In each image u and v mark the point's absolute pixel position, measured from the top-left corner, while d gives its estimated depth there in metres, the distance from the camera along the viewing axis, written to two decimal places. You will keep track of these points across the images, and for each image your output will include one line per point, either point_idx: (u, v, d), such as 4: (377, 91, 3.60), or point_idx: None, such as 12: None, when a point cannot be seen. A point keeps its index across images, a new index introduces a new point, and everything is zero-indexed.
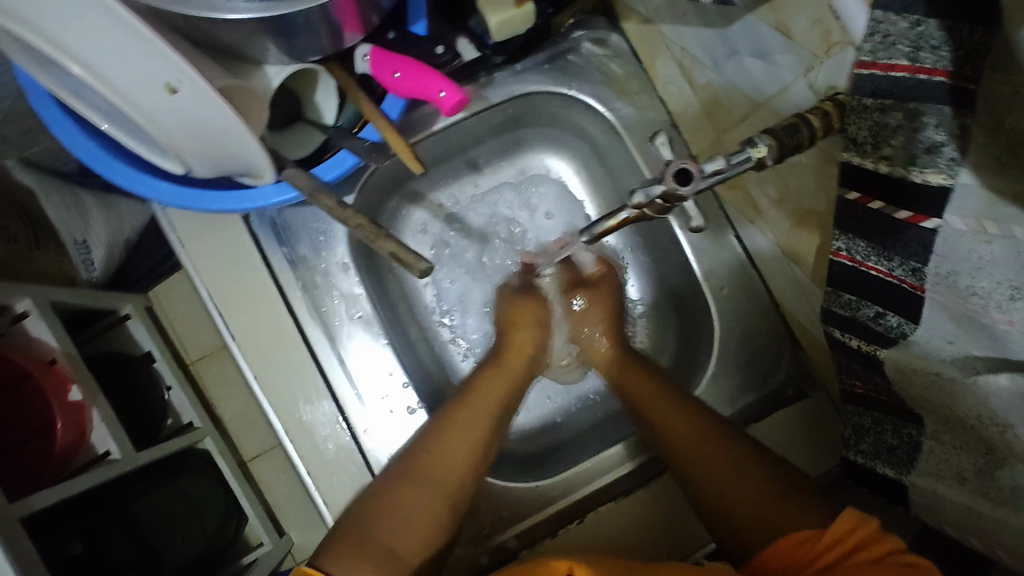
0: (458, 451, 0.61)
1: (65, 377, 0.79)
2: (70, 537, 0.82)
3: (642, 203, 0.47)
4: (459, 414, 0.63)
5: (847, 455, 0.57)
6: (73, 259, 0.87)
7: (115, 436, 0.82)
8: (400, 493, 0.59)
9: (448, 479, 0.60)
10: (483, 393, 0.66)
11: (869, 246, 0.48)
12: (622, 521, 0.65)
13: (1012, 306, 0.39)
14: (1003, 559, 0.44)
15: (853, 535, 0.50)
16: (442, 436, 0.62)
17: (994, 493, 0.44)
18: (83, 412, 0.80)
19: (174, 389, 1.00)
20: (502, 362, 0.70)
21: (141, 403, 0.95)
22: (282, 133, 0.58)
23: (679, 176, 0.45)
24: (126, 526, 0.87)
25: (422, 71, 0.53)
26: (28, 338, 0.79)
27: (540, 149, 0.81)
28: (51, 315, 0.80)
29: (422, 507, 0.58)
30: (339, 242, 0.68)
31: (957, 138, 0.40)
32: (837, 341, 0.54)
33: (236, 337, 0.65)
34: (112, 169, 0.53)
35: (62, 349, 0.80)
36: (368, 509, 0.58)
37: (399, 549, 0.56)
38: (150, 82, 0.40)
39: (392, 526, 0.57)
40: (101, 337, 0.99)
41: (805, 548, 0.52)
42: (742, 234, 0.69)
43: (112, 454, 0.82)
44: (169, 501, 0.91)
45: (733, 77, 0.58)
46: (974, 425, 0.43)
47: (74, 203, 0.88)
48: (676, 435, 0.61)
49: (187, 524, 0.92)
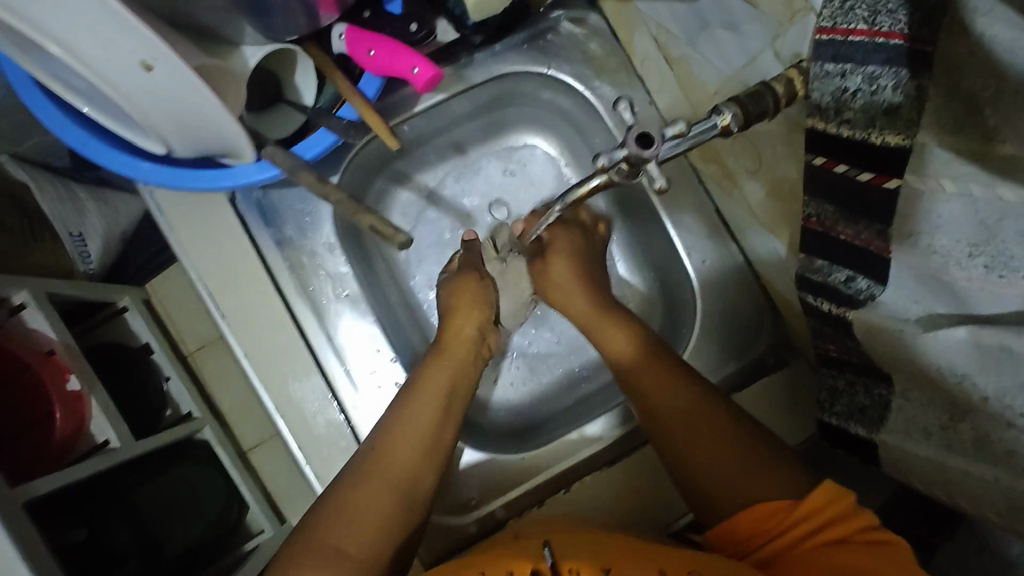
0: (406, 453, 0.60)
1: (63, 367, 0.82)
2: (73, 523, 0.82)
3: (605, 167, 0.47)
4: (410, 402, 0.63)
5: (825, 418, 0.58)
6: (70, 251, 0.92)
7: (113, 425, 0.84)
8: (344, 508, 0.57)
9: (398, 477, 0.59)
10: (430, 383, 0.65)
11: (835, 211, 0.49)
12: (611, 490, 0.67)
13: (972, 263, 0.41)
14: (968, 508, 0.46)
15: (828, 508, 0.51)
16: (388, 432, 0.61)
17: (959, 446, 0.44)
18: (82, 401, 0.82)
19: (173, 379, 1.03)
20: (443, 350, 0.69)
21: (139, 392, 0.99)
22: (263, 115, 0.58)
23: (642, 140, 0.45)
24: (127, 515, 0.89)
25: (395, 48, 0.53)
26: (26, 330, 0.81)
27: (522, 132, 0.83)
28: (47, 305, 0.83)
29: (373, 524, 0.56)
30: (324, 223, 0.69)
31: (914, 100, 0.40)
32: (811, 308, 0.55)
33: (226, 318, 0.67)
34: (95, 151, 0.54)
35: (60, 340, 0.82)
36: (321, 517, 0.56)
37: (348, 550, 0.54)
38: (126, 59, 0.41)
39: (347, 528, 0.55)
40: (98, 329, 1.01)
41: (781, 516, 0.53)
42: (721, 203, 0.70)
43: (111, 442, 0.84)
44: (168, 492, 0.95)
45: (707, 53, 0.59)
46: (936, 377, 0.44)
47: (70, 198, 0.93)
48: (660, 401, 0.62)
49: (187, 512, 0.96)
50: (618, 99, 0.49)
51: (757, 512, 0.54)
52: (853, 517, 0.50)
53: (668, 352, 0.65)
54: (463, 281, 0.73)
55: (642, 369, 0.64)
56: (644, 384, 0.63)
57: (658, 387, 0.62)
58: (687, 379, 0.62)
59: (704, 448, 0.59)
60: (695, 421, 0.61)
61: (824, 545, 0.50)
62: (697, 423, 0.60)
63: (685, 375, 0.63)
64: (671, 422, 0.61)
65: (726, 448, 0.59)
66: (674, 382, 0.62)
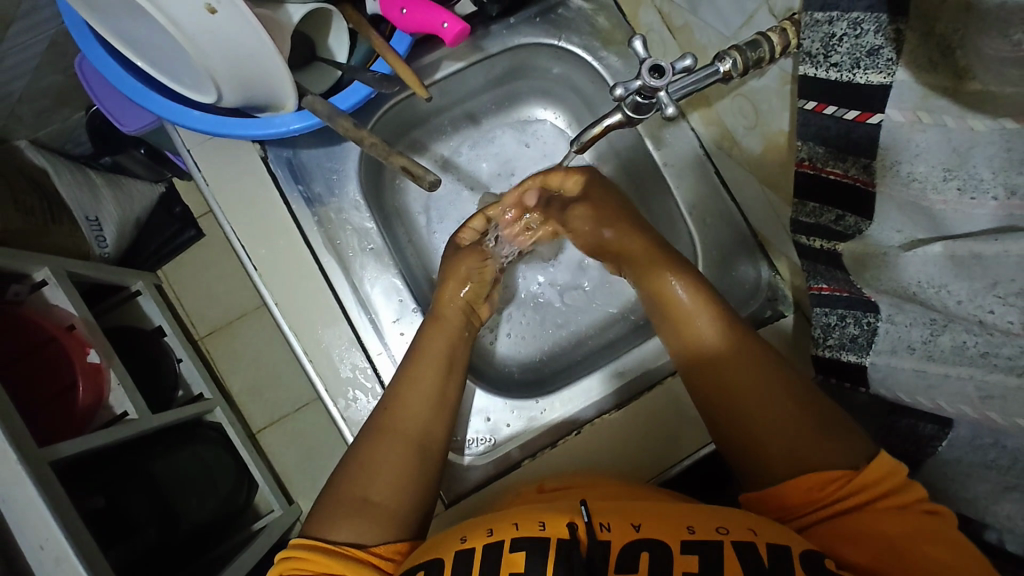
0: (416, 410, 0.65)
1: (83, 341, 0.92)
2: (91, 491, 0.87)
3: (621, 97, 0.53)
4: (413, 363, 0.68)
5: (819, 352, 0.63)
6: (87, 234, 1.04)
7: (130, 397, 0.94)
8: (365, 464, 0.61)
9: (412, 430, 0.63)
10: (429, 343, 0.69)
11: (826, 153, 0.54)
12: (617, 429, 0.72)
13: (946, 186, 0.45)
14: (945, 409, 0.50)
15: (888, 479, 0.52)
16: (397, 390, 0.66)
17: (938, 355, 0.49)
18: (101, 373, 0.93)
19: (185, 361, 1.15)
20: (440, 316, 0.73)
21: (155, 371, 1.10)
22: (302, 72, 0.63)
23: (654, 71, 0.51)
24: (144, 485, 0.97)
25: (427, 6, 0.59)
26: (48, 305, 0.92)
27: (533, 105, 0.89)
28: (65, 282, 0.93)
29: (393, 475, 0.60)
30: (351, 181, 0.75)
31: (894, 41, 0.45)
32: (804, 247, 0.62)
33: (257, 267, 0.70)
34: (148, 99, 0.59)
35: (78, 315, 0.93)
36: (346, 473, 0.61)
37: (373, 498, 0.58)
38: (193, 3, 0.47)
39: (369, 479, 0.60)
40: (114, 311, 1.15)
41: (835, 486, 0.53)
42: (719, 164, 0.78)
43: (129, 413, 0.94)
44: (179, 465, 1.03)
45: (707, 16, 0.64)
46: (915, 291, 0.50)
47: (88, 185, 1.07)
48: (727, 376, 0.64)
49: (201, 486, 1.05)
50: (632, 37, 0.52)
51: (815, 478, 0.54)
52: (909, 490, 0.52)
53: (754, 341, 0.65)
54: (462, 257, 0.78)
55: (725, 363, 0.64)
56: (720, 378, 0.64)
57: (729, 369, 0.64)
58: (755, 356, 0.64)
59: (767, 414, 0.61)
60: (750, 387, 0.63)
61: (873, 510, 0.51)
62: (743, 384, 0.63)
63: (761, 363, 0.63)
64: (723, 387, 0.64)
65: (785, 412, 0.60)
66: (741, 362, 0.64)
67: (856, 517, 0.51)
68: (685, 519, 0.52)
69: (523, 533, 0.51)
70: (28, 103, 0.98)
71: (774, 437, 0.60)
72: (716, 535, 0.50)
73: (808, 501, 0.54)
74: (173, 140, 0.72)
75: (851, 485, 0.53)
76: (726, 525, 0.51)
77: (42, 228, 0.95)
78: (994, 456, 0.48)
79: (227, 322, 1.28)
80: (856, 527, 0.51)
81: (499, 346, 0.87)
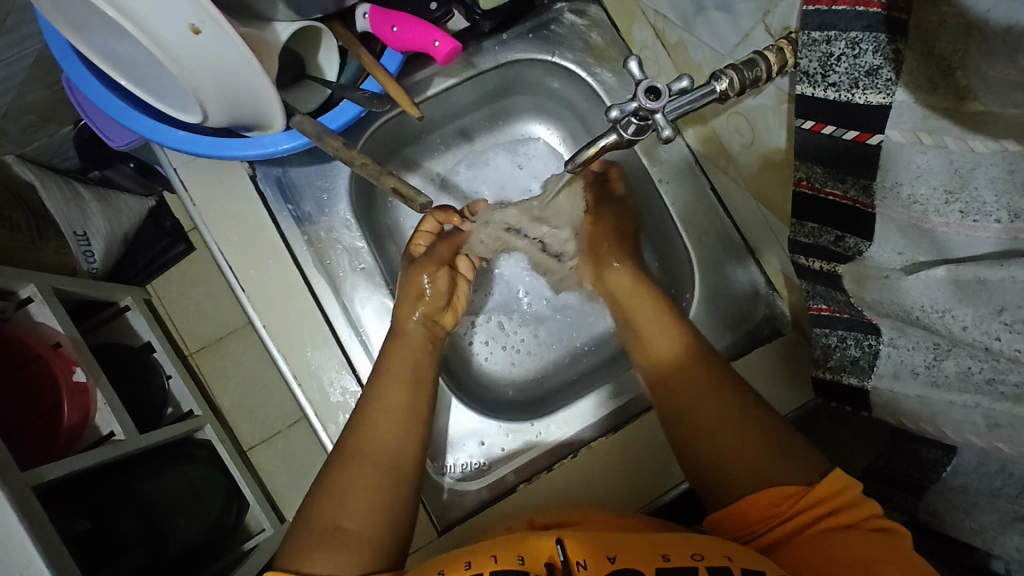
0: (385, 432, 0.63)
1: (69, 358, 0.90)
2: (77, 516, 0.85)
3: (617, 119, 0.52)
4: (378, 384, 0.66)
5: (819, 373, 0.62)
6: (74, 249, 1.02)
7: (118, 417, 0.92)
8: (337, 491, 0.58)
9: (382, 451, 0.62)
10: (393, 360, 0.68)
11: (825, 173, 0.54)
12: (612, 454, 0.70)
13: (948, 209, 0.44)
14: (952, 439, 0.49)
15: (837, 497, 0.52)
16: (364, 413, 0.64)
17: (942, 382, 0.48)
18: (87, 393, 0.91)
19: (174, 378, 1.12)
20: (405, 331, 0.71)
21: (143, 390, 1.07)
22: (289, 89, 0.62)
23: (650, 94, 0.51)
24: (134, 507, 0.94)
25: (417, 24, 0.58)
26: (34, 323, 0.90)
27: (527, 120, 0.88)
28: (52, 300, 0.91)
29: (367, 500, 0.58)
30: (341, 200, 0.74)
31: (892, 61, 0.44)
32: (802, 268, 0.61)
33: (245, 289, 0.69)
34: (131, 119, 0.58)
35: (65, 333, 0.91)
36: (316, 502, 0.58)
37: (347, 526, 0.56)
38: (176, 23, 0.45)
39: (341, 506, 0.57)
40: (102, 328, 1.12)
41: (790, 502, 0.53)
42: (715, 181, 0.77)
43: (116, 434, 0.91)
44: (172, 485, 1.00)
45: (702, 34, 0.63)
46: (919, 315, 0.48)
47: (75, 198, 1.04)
48: (686, 391, 0.65)
49: (189, 506, 1.02)
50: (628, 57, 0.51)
51: (770, 494, 0.55)
52: (861, 507, 0.51)
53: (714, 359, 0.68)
54: (421, 264, 0.76)
55: (684, 373, 0.67)
56: (677, 387, 0.66)
57: (689, 381, 0.66)
58: (714, 373, 0.66)
59: (732, 435, 0.61)
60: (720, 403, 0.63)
61: (831, 531, 0.50)
62: (712, 409, 0.63)
63: (724, 379, 0.65)
64: (694, 408, 0.64)
65: (750, 435, 0.60)
66: (700, 378, 0.66)
67: (803, 541, 0.51)
68: (660, 546, 0.51)
69: (502, 566, 0.49)
70: (14, 118, 0.97)
71: (745, 465, 0.59)
72: (691, 562, 0.49)
73: (769, 522, 0.54)
74: (159, 159, 0.71)
75: (806, 499, 0.53)
76: (701, 551, 0.50)
77: (31, 245, 0.96)
78: (1001, 484, 0.47)
79: (216, 339, 1.26)
80: (814, 558, 0.50)
81: (486, 362, 0.85)
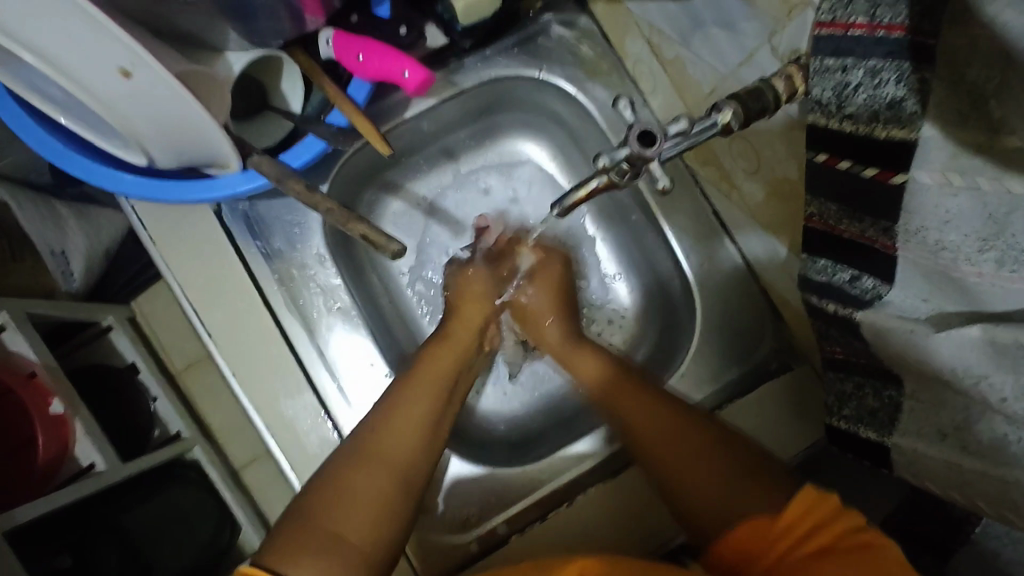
0: (405, 438, 0.59)
1: (44, 391, 0.82)
2: (57, 551, 0.84)
3: (606, 167, 0.48)
4: (410, 388, 0.62)
5: (831, 421, 0.56)
6: (53, 270, 0.95)
7: (99, 447, 0.84)
8: (339, 493, 0.55)
9: (397, 458, 0.58)
10: (429, 365, 0.65)
11: (840, 210, 0.48)
12: (607, 500, 0.65)
13: (981, 258, 0.39)
14: (985, 510, 0.45)
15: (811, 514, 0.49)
16: (385, 414, 0.60)
17: (974, 448, 0.44)
18: (65, 424, 0.83)
19: (160, 399, 1.01)
20: (449, 336, 0.69)
21: (128, 412, 0.98)
22: (248, 122, 0.57)
23: (643, 138, 0.45)
24: (116, 539, 0.89)
25: (388, 53, 0.53)
26: (7, 353, 0.82)
27: (515, 137, 0.82)
28: (28, 328, 0.82)
29: (371, 508, 0.55)
30: (314, 234, 0.68)
31: (917, 93, 0.39)
32: (814, 308, 0.53)
33: (211, 334, 0.64)
34: (72, 162, 0.53)
35: (40, 362, 0.82)
36: (316, 499, 0.55)
37: (350, 538, 0.53)
38: (104, 65, 0.40)
39: (342, 513, 0.54)
40: (80, 352, 1.01)
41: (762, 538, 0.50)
42: (715, 202, 0.71)
43: (97, 466, 0.84)
44: (156, 513, 0.92)
45: (701, 52, 0.59)
46: (949, 378, 0.43)
47: (53, 215, 0.95)
48: (648, 424, 0.62)
49: (176, 534, 0.93)
50: (618, 97, 0.50)
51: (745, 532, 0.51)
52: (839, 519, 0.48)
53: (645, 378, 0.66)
54: (479, 275, 0.75)
55: (620, 393, 0.65)
56: (628, 413, 0.63)
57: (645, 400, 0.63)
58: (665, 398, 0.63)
59: (705, 460, 0.58)
60: (678, 433, 0.60)
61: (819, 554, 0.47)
62: (686, 447, 0.59)
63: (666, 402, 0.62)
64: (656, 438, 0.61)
65: (720, 465, 0.57)
66: (653, 404, 0.62)
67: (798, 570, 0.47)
68: None
69: None
70: None
71: (711, 494, 0.56)
72: None
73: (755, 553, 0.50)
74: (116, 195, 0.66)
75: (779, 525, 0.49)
76: None
77: None
78: None
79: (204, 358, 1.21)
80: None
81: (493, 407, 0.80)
